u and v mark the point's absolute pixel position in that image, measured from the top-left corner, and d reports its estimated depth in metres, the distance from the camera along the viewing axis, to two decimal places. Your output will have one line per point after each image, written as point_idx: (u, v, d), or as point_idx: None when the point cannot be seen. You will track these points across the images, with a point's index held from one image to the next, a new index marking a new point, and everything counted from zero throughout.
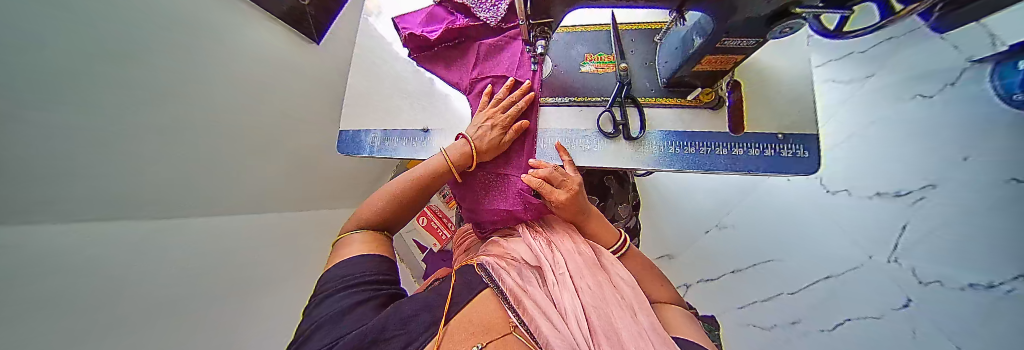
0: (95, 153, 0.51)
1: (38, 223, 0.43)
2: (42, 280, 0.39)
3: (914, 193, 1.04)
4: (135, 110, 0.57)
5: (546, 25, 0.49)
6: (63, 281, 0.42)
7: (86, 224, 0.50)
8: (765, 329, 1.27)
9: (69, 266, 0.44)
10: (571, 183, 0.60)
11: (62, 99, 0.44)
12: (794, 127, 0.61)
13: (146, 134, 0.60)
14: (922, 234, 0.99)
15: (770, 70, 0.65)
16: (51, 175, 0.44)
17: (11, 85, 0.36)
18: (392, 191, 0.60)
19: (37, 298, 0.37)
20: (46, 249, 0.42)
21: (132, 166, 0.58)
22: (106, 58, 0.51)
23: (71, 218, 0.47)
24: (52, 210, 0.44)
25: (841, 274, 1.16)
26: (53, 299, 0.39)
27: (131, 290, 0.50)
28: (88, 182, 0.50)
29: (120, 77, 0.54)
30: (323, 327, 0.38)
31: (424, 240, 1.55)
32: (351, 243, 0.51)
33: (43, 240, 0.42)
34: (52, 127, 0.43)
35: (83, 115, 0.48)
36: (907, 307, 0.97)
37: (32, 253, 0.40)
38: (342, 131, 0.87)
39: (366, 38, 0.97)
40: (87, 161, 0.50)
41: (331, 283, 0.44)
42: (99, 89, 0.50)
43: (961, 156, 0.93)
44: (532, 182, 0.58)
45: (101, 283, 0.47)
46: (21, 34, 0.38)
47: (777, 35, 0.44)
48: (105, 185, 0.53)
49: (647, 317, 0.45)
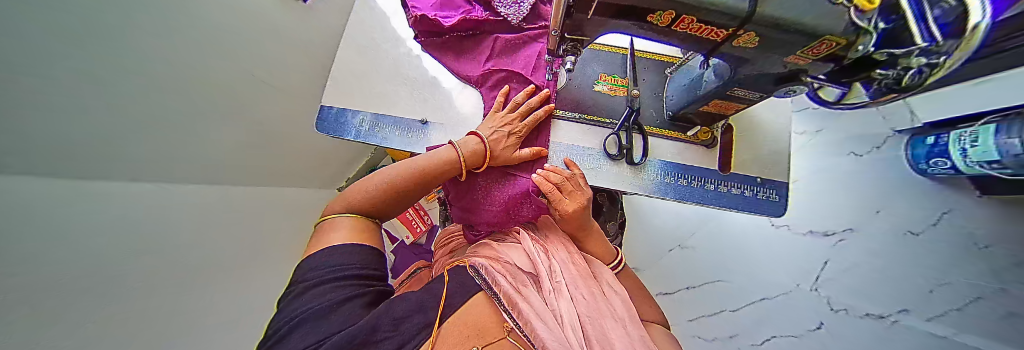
0: (70, 135, 0.43)
1: (37, 211, 0.37)
2: (45, 270, 0.35)
3: (838, 234, 1.32)
4: (113, 81, 0.48)
5: (579, 42, 0.49)
6: (64, 273, 0.38)
7: (68, 206, 0.42)
8: (708, 341, 1.36)
9: (75, 255, 0.40)
10: (582, 197, 0.61)
11: (62, 95, 0.40)
12: (772, 174, 0.68)
13: (123, 106, 0.51)
14: (844, 269, 1.27)
15: (761, 122, 0.71)
16: (28, 164, 0.38)
17: (15, 75, 0.33)
18: (390, 180, 0.54)
19: (38, 291, 0.33)
20: (44, 239, 0.37)
21: (100, 143, 0.48)
22: (104, 44, 0.45)
23: (53, 198, 0.41)
24: (43, 204, 0.39)
25: (774, 297, 1.35)
26: (49, 292, 0.35)
27: (121, 282, 0.45)
28: (56, 161, 0.42)
29: (113, 54, 0.47)
30: (303, 324, 0.33)
31: (397, 232, 1.44)
32: (336, 229, 0.46)
33: (48, 226, 0.38)
34: (32, 112, 0.37)
35: (70, 99, 0.41)
36: (820, 329, 1.25)
37: (32, 244, 0.35)
38: (324, 107, 0.77)
39: (366, 12, 0.87)
40: (64, 145, 0.42)
41: (314, 273, 0.38)
42: (81, 60, 0.42)
43: (876, 210, 1.29)
44: (544, 184, 0.58)
45: (89, 279, 0.41)
46: (24, 22, 0.32)
47: (780, 93, 0.52)
48: (67, 160, 0.44)
49: (636, 328, 0.48)
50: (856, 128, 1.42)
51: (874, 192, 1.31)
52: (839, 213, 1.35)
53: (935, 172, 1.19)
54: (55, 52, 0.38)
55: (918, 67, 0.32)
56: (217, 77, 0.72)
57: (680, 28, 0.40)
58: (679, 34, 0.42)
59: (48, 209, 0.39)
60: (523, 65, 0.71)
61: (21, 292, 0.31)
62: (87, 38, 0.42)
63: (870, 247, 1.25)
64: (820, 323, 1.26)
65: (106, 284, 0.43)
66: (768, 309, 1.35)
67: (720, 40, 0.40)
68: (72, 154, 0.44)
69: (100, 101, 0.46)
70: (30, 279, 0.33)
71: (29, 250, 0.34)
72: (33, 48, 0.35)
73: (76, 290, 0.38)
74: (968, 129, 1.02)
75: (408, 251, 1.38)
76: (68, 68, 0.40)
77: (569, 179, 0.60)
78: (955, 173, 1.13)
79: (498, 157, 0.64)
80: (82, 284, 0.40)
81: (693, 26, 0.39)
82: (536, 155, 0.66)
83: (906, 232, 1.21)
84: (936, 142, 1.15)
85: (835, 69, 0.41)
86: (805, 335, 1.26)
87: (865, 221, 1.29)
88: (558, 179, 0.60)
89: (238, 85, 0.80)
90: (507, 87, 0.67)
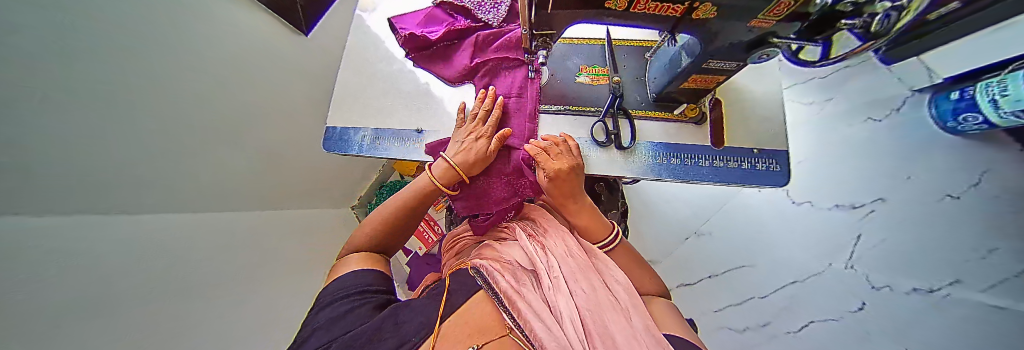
0: (76, 158, 0.47)
1: (24, 224, 0.40)
2: (42, 280, 0.38)
3: (867, 205, 1.24)
4: (126, 112, 0.54)
5: (547, 36, 0.51)
6: (71, 280, 0.42)
7: (58, 224, 0.46)
8: (738, 332, 1.29)
9: (75, 270, 0.44)
10: (572, 159, 0.63)
11: (78, 119, 0.46)
12: (766, 144, 0.67)
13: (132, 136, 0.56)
14: (876, 243, 1.17)
15: (748, 93, 0.70)
16: (35, 189, 0.42)
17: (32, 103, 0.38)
18: (385, 207, 0.63)
19: (34, 297, 0.36)
20: (44, 254, 0.40)
21: (100, 168, 0.52)
22: (115, 78, 0.51)
23: (64, 216, 0.48)
24: (49, 224, 0.44)
25: (805, 279, 1.27)
26: (49, 301, 0.37)
27: (112, 291, 0.47)
28: (67, 185, 0.47)
29: (119, 81, 0.52)
30: (323, 328, 0.41)
31: (410, 244, 1.50)
32: (348, 263, 0.54)
33: (45, 243, 0.41)
34: (50, 134, 0.42)
35: (75, 125, 0.45)
36: (863, 310, 1.12)
37: (33, 254, 0.38)
38: (328, 127, 0.83)
39: (360, 36, 0.95)
40: (67, 168, 0.46)
41: (337, 290, 0.47)
42: (86, 93, 0.46)
43: (905, 176, 1.19)
44: (532, 149, 0.62)
45: (81, 289, 0.43)
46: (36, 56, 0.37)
47: (755, 59, 0.51)
48: (73, 185, 0.48)
49: (641, 319, 0.47)
50: (863, 96, 1.40)
51: (892, 158, 1.24)
52: (867, 184, 1.26)
53: (966, 130, 1.11)
54: (83, 83, 0.45)
55: (884, 12, 0.33)
56: (222, 106, 0.80)
57: (639, 9, 0.42)
58: (641, 15, 0.43)
59: (49, 228, 0.43)
60: (506, 58, 0.73)
61: (25, 292, 0.34)
62: (95, 73, 0.47)
63: (899, 217, 1.15)
64: (861, 303, 1.13)
65: (115, 288, 0.48)
66: (800, 293, 1.27)
67: (680, 14, 0.41)
68: (98, 175, 0.52)
69: (119, 129, 0.54)
70: (30, 288, 0.36)
71: (35, 257, 0.39)
72: (46, 74, 0.39)
73: (79, 298, 0.42)
74: (997, 78, 0.97)
75: (420, 261, 1.42)
76: (96, 100, 0.48)
77: (561, 145, 0.63)
78: (990, 128, 1.04)
79: (475, 166, 0.64)
80: (85, 294, 0.43)
81: (650, 6, 0.40)
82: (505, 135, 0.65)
83: (944, 196, 1.07)
84: (961, 98, 1.08)
85: (804, 27, 0.41)
86: (846, 318, 1.14)
87: (893, 189, 1.20)
88: (546, 144, 0.63)
89: (239, 114, 0.86)
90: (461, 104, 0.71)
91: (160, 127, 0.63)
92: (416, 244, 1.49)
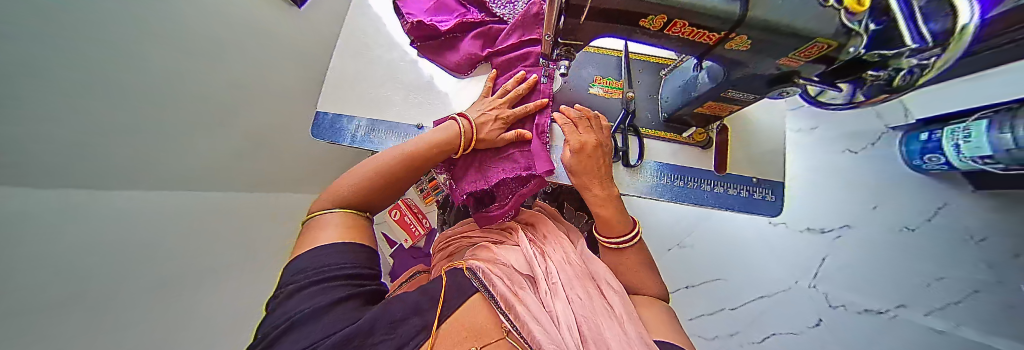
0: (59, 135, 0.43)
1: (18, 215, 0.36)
2: (23, 278, 0.34)
3: (835, 231, 1.34)
4: (101, 90, 0.48)
5: (572, 46, 0.49)
6: (58, 275, 0.39)
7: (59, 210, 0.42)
8: (706, 340, 1.32)
9: (59, 264, 0.39)
10: (598, 134, 0.62)
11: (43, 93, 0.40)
12: (767, 175, 0.68)
13: (113, 116, 0.51)
14: (838, 266, 1.29)
15: (757, 124, 0.72)
16: (16, 173, 0.37)
17: None
18: (378, 166, 0.54)
19: (10, 296, 0.32)
20: (28, 246, 0.36)
21: (83, 145, 0.46)
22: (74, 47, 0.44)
23: (68, 195, 0.44)
24: (43, 205, 0.40)
25: (775, 294, 1.34)
26: (21, 303, 0.33)
27: (96, 283, 0.43)
28: (51, 167, 0.42)
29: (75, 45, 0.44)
30: (299, 325, 0.33)
31: (395, 235, 1.43)
32: (326, 227, 0.45)
33: (33, 234, 0.37)
34: (19, 112, 0.36)
35: (43, 97, 0.40)
36: (819, 325, 1.26)
37: (17, 248, 0.34)
38: (318, 113, 0.77)
39: (358, 16, 0.87)
40: (49, 147, 0.41)
41: (303, 274, 0.38)
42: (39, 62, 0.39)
43: (873, 206, 1.32)
44: (562, 118, 0.61)
45: (62, 286, 0.39)
46: None
47: (774, 95, 0.54)
48: (56, 166, 0.43)
49: (634, 326, 0.46)
50: (849, 125, 1.44)
51: (871, 188, 1.34)
52: (841, 210, 1.35)
53: (929, 167, 1.23)
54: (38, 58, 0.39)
55: (910, 68, 0.32)
56: (211, 87, 0.73)
57: (673, 32, 0.40)
58: (672, 37, 0.42)
59: (48, 211, 0.41)
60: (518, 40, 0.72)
61: (8, 294, 0.32)
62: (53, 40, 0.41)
63: (864, 244, 1.29)
64: (820, 319, 1.27)
65: (106, 281, 0.45)
66: (766, 307, 1.33)
67: (713, 43, 0.41)
68: (86, 152, 0.47)
69: (102, 105, 0.48)
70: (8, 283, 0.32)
71: (28, 253, 0.36)
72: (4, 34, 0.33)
73: (64, 293, 0.39)
74: (961, 124, 1.04)
75: (406, 254, 1.35)
76: (61, 81, 0.42)
77: (591, 119, 0.62)
78: (950, 169, 1.15)
79: (484, 141, 0.63)
80: (62, 286, 0.39)
81: (685, 30, 0.39)
82: (542, 105, 0.66)
83: (902, 228, 1.27)
84: (929, 139, 1.17)
85: (827, 70, 0.41)
86: (805, 332, 1.27)
87: (864, 219, 1.32)
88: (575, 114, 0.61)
89: (230, 90, 0.79)
90: (494, 73, 0.69)
91: (141, 104, 0.55)
92: (401, 235, 1.41)
